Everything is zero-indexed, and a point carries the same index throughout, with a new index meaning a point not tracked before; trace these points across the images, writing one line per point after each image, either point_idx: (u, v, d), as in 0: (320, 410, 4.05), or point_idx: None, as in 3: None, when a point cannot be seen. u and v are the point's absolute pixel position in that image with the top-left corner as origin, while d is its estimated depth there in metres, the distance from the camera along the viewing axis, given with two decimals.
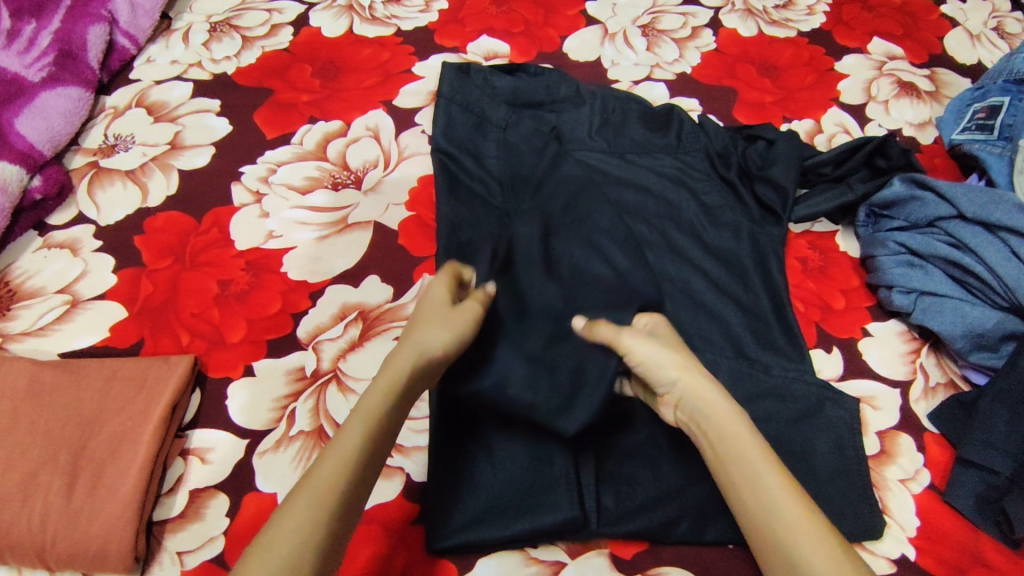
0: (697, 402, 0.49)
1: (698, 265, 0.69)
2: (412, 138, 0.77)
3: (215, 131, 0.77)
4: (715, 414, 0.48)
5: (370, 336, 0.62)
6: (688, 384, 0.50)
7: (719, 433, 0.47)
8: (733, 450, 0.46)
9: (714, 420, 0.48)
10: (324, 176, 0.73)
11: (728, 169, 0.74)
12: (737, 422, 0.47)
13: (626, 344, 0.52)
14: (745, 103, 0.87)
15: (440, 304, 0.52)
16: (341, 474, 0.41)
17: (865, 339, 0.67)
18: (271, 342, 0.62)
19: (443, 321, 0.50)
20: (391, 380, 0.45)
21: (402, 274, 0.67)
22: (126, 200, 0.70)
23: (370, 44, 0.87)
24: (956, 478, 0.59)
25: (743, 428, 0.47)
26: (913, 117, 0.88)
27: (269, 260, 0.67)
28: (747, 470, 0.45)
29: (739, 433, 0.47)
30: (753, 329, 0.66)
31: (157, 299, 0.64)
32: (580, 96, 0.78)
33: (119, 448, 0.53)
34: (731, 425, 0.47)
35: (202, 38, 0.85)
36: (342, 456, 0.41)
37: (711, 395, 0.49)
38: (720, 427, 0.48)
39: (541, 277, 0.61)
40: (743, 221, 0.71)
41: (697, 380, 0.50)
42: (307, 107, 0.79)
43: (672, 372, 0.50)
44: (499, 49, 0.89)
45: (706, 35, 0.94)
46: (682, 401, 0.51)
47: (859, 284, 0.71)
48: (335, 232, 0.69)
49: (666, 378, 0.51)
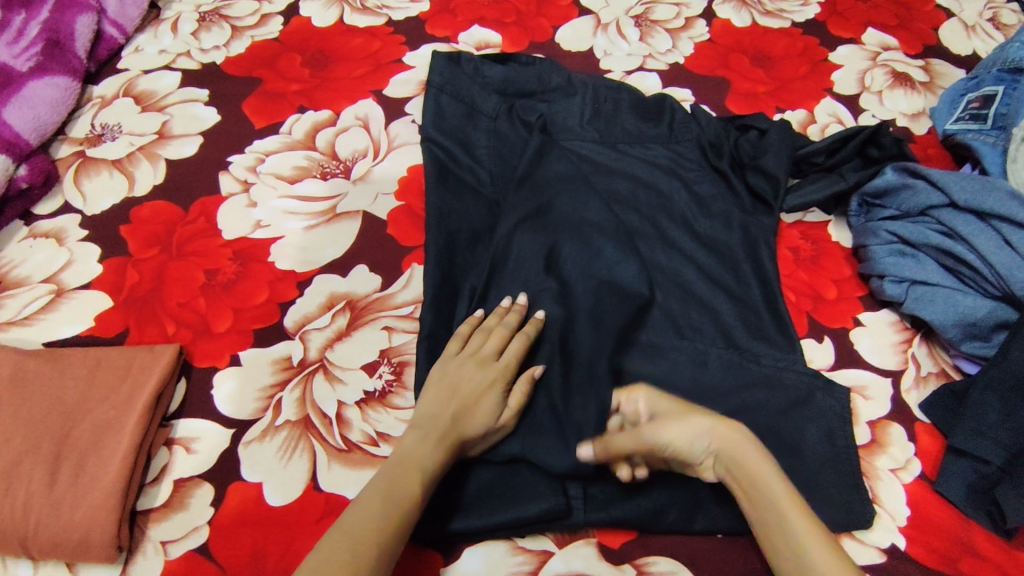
0: (735, 456, 0.52)
1: (690, 256, 0.68)
2: (403, 127, 0.77)
3: (203, 120, 0.76)
4: (752, 465, 0.51)
5: (358, 326, 0.62)
6: (723, 443, 0.52)
7: (755, 479, 0.51)
8: (767, 499, 0.50)
9: (752, 472, 0.51)
10: (313, 165, 0.73)
11: (719, 159, 0.75)
12: (768, 470, 0.51)
13: (650, 436, 0.53)
14: (737, 93, 0.87)
15: (490, 376, 0.56)
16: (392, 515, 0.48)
17: (856, 329, 0.67)
18: (256, 332, 0.61)
19: (486, 399, 0.55)
20: (436, 430, 0.53)
21: (391, 264, 0.66)
22: (113, 189, 0.70)
23: (360, 34, 0.87)
24: (946, 468, 0.59)
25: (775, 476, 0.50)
26: (907, 107, 0.88)
27: (256, 250, 0.66)
28: (777, 514, 0.49)
29: (770, 481, 0.50)
30: (745, 319, 0.65)
31: (142, 289, 0.63)
32: (571, 86, 0.80)
33: (103, 437, 0.53)
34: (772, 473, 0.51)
35: (190, 28, 0.85)
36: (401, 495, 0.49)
37: (750, 450, 0.52)
38: (754, 477, 0.51)
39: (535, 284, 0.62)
40: (734, 211, 0.72)
41: (730, 433, 0.52)
42: (295, 97, 0.79)
43: (707, 440, 0.52)
44: (490, 39, 0.89)
45: (699, 26, 0.94)
46: (720, 457, 0.52)
47: (851, 274, 0.70)
48: (324, 221, 0.69)
49: (702, 449, 0.52)
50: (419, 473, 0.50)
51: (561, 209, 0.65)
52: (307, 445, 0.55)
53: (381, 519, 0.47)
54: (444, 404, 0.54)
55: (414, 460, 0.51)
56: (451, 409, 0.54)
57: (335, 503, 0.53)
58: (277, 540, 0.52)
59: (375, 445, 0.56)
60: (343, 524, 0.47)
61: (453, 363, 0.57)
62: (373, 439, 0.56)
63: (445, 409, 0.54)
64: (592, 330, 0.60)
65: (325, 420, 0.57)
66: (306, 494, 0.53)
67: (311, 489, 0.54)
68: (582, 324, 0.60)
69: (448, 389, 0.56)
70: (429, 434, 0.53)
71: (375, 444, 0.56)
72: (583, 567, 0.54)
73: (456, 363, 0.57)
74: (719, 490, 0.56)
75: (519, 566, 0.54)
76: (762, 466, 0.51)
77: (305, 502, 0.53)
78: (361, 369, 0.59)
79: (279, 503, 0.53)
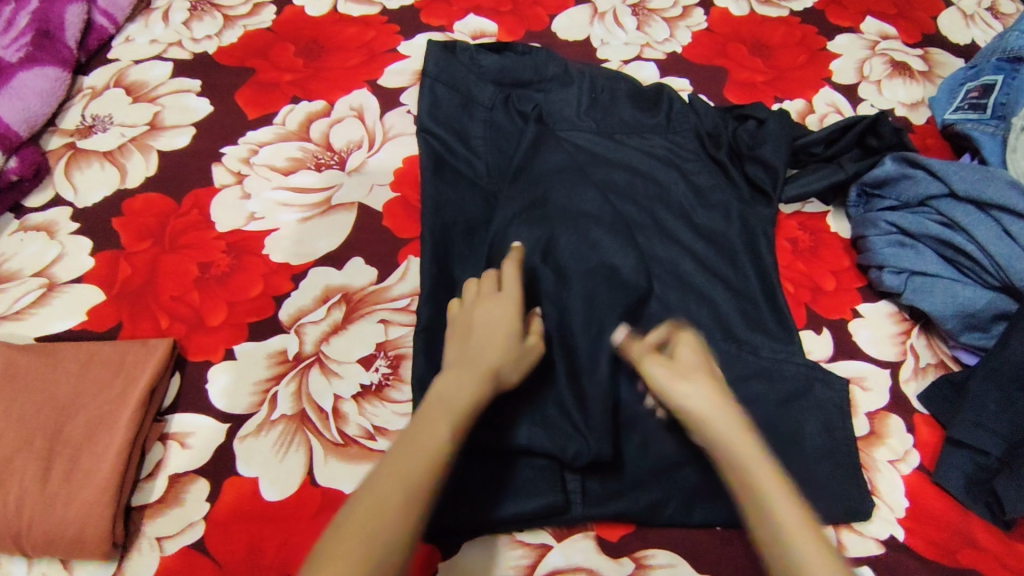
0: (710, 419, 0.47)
1: (688, 247, 0.69)
2: (398, 118, 0.77)
3: (195, 111, 0.75)
4: (739, 446, 0.45)
5: (354, 319, 0.61)
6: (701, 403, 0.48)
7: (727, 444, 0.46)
8: (742, 469, 0.44)
9: (724, 436, 0.46)
10: (307, 156, 0.72)
11: (718, 149, 0.75)
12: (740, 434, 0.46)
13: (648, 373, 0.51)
14: (736, 82, 0.87)
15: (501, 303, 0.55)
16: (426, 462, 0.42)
17: (855, 320, 0.67)
18: (252, 326, 0.60)
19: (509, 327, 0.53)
20: (469, 367, 0.49)
21: (387, 256, 0.66)
22: (104, 181, 0.69)
23: (354, 23, 0.86)
24: (945, 459, 0.59)
25: (762, 462, 0.44)
26: (905, 97, 0.88)
27: (251, 242, 0.65)
28: (751, 486, 0.43)
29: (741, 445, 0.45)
30: (743, 310, 0.65)
31: (135, 282, 0.62)
32: (568, 75, 0.79)
33: (96, 432, 0.52)
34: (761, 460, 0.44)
35: (182, 17, 0.84)
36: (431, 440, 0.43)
37: (737, 431, 0.46)
38: (724, 439, 0.46)
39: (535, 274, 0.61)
40: (733, 201, 0.72)
41: (722, 408, 0.47)
42: (289, 87, 0.78)
43: (683, 397, 0.48)
44: (486, 28, 0.88)
45: (697, 15, 0.94)
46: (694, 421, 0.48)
47: (849, 265, 0.70)
48: (318, 213, 0.68)
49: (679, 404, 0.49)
50: (449, 410, 0.45)
51: (557, 203, 0.65)
52: (304, 439, 0.55)
53: (401, 472, 0.41)
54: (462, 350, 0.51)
55: (446, 398, 0.46)
56: (473, 344, 0.51)
57: (332, 497, 0.53)
58: (274, 534, 0.51)
59: (372, 439, 0.56)
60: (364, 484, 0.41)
61: (472, 308, 0.54)
62: (370, 433, 0.56)
63: (467, 351, 0.51)
64: (589, 322, 0.59)
65: (321, 414, 0.56)
66: (302, 488, 0.53)
67: (308, 483, 0.53)
68: (579, 314, 0.59)
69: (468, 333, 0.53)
70: (462, 372, 0.49)
71: (372, 438, 0.56)
72: (581, 561, 0.54)
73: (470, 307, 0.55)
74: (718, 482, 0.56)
75: (518, 560, 0.54)
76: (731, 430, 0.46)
77: (302, 497, 0.53)
78: (357, 363, 0.59)
79: (276, 498, 0.53)
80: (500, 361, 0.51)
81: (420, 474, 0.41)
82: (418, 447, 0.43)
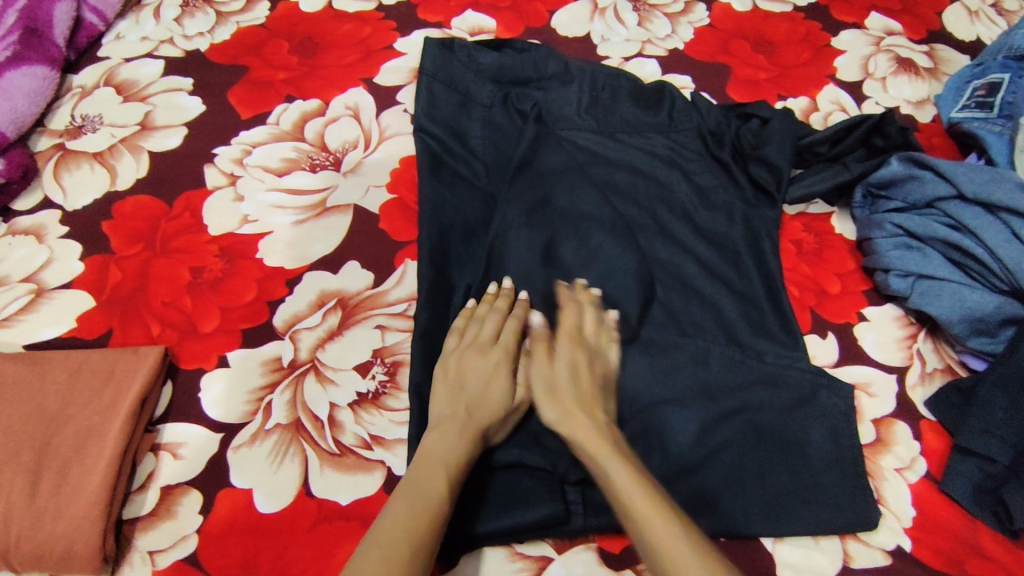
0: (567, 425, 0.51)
1: (690, 249, 0.67)
2: (394, 117, 0.75)
3: (187, 111, 0.73)
4: (590, 443, 0.50)
5: (350, 325, 0.60)
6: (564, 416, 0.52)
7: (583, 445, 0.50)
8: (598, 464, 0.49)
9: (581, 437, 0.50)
10: (302, 157, 0.70)
11: (721, 149, 0.74)
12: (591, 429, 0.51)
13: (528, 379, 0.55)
14: (738, 80, 0.85)
15: (496, 354, 0.56)
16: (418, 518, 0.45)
17: (860, 324, 0.65)
18: (245, 332, 0.59)
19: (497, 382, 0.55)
20: (455, 425, 0.51)
21: (383, 260, 0.64)
22: (94, 183, 0.67)
23: (350, 19, 0.84)
24: (953, 467, 0.57)
25: (616, 458, 0.48)
26: (911, 95, 0.87)
27: (244, 246, 0.64)
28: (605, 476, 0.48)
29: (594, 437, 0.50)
30: (747, 314, 0.64)
31: (125, 288, 0.61)
32: (568, 73, 0.79)
33: (85, 444, 0.51)
34: (621, 459, 0.48)
35: (173, 13, 0.82)
36: (423, 494, 0.47)
37: (591, 434, 0.50)
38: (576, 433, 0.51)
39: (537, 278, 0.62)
40: (736, 203, 0.71)
41: (582, 419, 0.51)
42: (283, 85, 0.76)
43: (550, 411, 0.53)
44: (484, 25, 0.86)
45: (699, 11, 0.92)
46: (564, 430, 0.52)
47: (855, 267, 0.69)
48: (313, 216, 0.67)
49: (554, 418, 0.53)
50: (442, 467, 0.48)
51: (556, 206, 0.65)
52: (299, 449, 0.54)
53: (404, 527, 0.45)
54: (454, 401, 0.53)
55: (437, 458, 0.49)
56: (465, 401, 0.53)
57: (327, 509, 0.52)
58: (267, 547, 0.50)
59: (368, 449, 0.54)
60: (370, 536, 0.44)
61: (458, 356, 0.56)
62: (367, 442, 0.55)
63: (457, 405, 0.53)
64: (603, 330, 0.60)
65: (317, 423, 0.55)
66: (297, 500, 0.52)
67: (302, 495, 0.52)
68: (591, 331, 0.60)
69: (457, 384, 0.55)
70: (449, 429, 0.51)
71: (368, 448, 0.54)
72: (582, 573, 0.53)
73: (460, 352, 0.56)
74: (722, 492, 0.55)
75: (518, 573, 0.52)
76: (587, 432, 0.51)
77: (297, 510, 0.51)
78: (353, 370, 0.58)
79: (269, 511, 0.51)
80: (487, 420, 0.53)
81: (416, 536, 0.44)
82: (419, 505, 0.46)
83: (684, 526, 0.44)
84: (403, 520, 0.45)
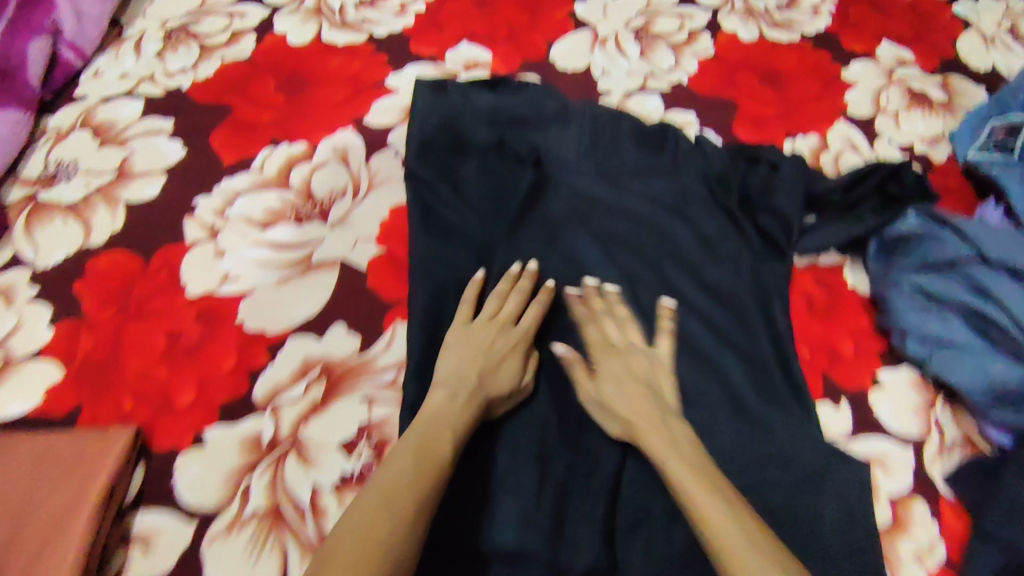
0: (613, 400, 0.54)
1: (697, 309, 0.64)
2: (384, 162, 0.71)
3: (166, 156, 0.70)
4: (638, 418, 0.52)
5: (334, 397, 0.57)
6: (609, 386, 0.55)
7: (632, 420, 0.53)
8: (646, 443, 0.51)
9: (629, 410, 0.53)
10: (286, 207, 0.67)
11: (728, 196, 0.70)
12: (643, 398, 0.54)
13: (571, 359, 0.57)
14: (745, 116, 0.81)
15: (512, 337, 0.57)
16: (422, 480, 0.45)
17: (875, 391, 0.62)
18: (223, 407, 0.56)
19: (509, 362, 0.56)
20: (462, 390, 0.52)
21: (371, 322, 0.61)
22: (67, 238, 0.64)
23: (339, 53, 0.81)
24: (974, 553, 0.54)
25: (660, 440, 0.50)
26: (925, 131, 0.82)
27: (223, 309, 0.61)
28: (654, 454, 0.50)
29: (648, 408, 0.53)
30: (757, 382, 0.60)
31: (96, 357, 0.57)
32: (567, 113, 0.75)
33: (48, 543, 0.47)
34: (673, 452, 0.49)
35: (155, 47, 0.79)
36: (434, 453, 0.47)
37: (656, 431, 0.51)
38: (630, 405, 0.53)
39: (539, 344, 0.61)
40: (744, 255, 0.67)
41: (637, 413, 0.53)
42: (269, 129, 0.72)
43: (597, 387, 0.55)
44: (480, 58, 0.82)
45: (704, 40, 0.88)
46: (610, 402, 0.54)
47: (869, 326, 0.65)
48: (297, 274, 0.63)
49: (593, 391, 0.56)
50: (450, 429, 0.49)
51: (550, 268, 0.65)
52: (279, 539, 0.51)
53: (412, 476, 0.45)
54: (466, 364, 0.54)
55: (444, 420, 0.50)
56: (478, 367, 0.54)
57: None
58: None
59: None
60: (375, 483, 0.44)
61: (471, 330, 0.57)
62: None
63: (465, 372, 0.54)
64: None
65: (298, 510, 0.52)
66: None
67: None
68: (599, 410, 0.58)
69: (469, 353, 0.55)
70: (457, 393, 0.52)
71: None
72: None
73: (475, 330, 0.57)
74: None
75: None
76: (639, 405, 0.53)
77: None
78: (337, 449, 0.54)
79: None
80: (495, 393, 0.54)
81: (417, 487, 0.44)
82: (426, 460, 0.46)
83: (728, 503, 0.44)
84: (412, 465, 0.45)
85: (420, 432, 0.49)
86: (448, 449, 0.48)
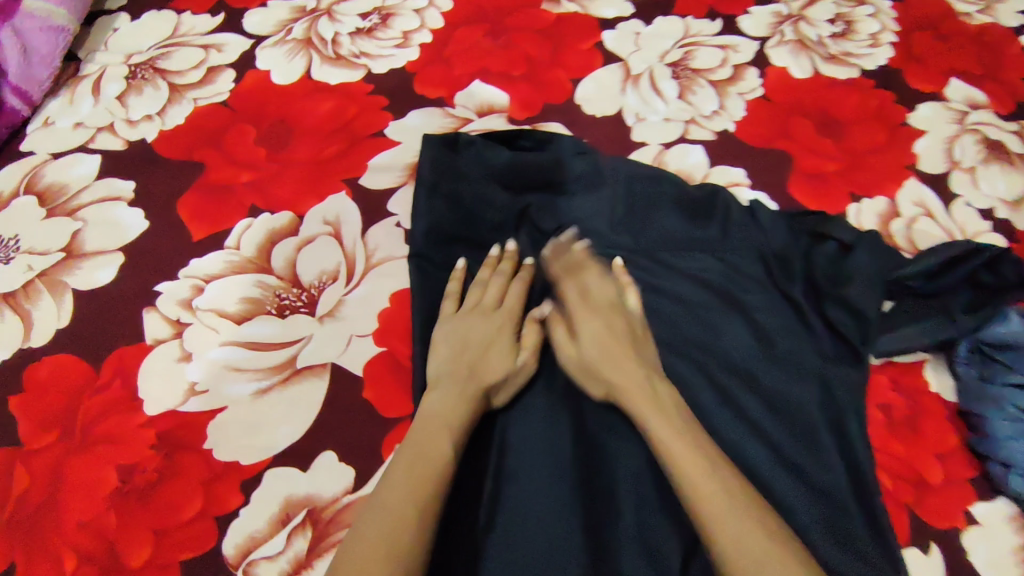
0: (609, 367, 0.50)
1: (757, 426, 0.54)
2: (384, 234, 0.60)
3: (125, 230, 0.59)
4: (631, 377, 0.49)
5: (321, 553, 0.46)
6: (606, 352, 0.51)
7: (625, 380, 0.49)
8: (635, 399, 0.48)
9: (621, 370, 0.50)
10: (267, 296, 0.56)
11: (791, 283, 0.59)
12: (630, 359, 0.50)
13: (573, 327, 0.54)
14: (801, 173, 0.70)
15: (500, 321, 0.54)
16: (418, 486, 0.42)
17: (969, 530, 0.52)
18: (184, 566, 0.46)
19: (499, 347, 0.53)
20: (459, 385, 0.49)
21: (365, 447, 0.50)
22: (3, 338, 0.54)
23: (330, 95, 0.69)
24: None
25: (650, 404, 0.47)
26: (1006, 192, 0.71)
27: (189, 432, 0.50)
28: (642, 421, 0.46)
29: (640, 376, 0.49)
30: (830, 523, 0.50)
31: (32, 500, 0.47)
32: (599, 173, 0.63)
33: None
34: (655, 409, 0.46)
35: (116, 88, 0.68)
36: (430, 457, 0.44)
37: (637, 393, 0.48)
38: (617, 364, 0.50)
39: (566, 477, 0.50)
40: (811, 358, 0.56)
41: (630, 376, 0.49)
42: (246, 190, 0.62)
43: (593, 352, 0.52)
44: (495, 100, 0.71)
45: (750, 77, 0.77)
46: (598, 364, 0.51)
47: (959, 444, 0.55)
48: (278, 383, 0.53)
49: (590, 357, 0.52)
50: (447, 429, 0.46)
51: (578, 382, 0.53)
52: None
53: (408, 491, 0.41)
54: (455, 357, 0.51)
55: (438, 418, 0.47)
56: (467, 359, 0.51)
57: None
58: None
59: None
60: (374, 502, 0.41)
61: (459, 321, 0.53)
62: None
63: (457, 364, 0.51)
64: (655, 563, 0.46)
65: None
66: None
67: None
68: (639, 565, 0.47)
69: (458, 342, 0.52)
70: (450, 390, 0.49)
71: None
72: None
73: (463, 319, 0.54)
74: None
75: None
76: (629, 370, 0.50)
77: None
78: None
79: None
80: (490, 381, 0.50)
81: (416, 506, 0.40)
82: (419, 474, 0.42)
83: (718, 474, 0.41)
84: (407, 477, 0.42)
85: (414, 442, 0.45)
86: (446, 449, 0.44)
